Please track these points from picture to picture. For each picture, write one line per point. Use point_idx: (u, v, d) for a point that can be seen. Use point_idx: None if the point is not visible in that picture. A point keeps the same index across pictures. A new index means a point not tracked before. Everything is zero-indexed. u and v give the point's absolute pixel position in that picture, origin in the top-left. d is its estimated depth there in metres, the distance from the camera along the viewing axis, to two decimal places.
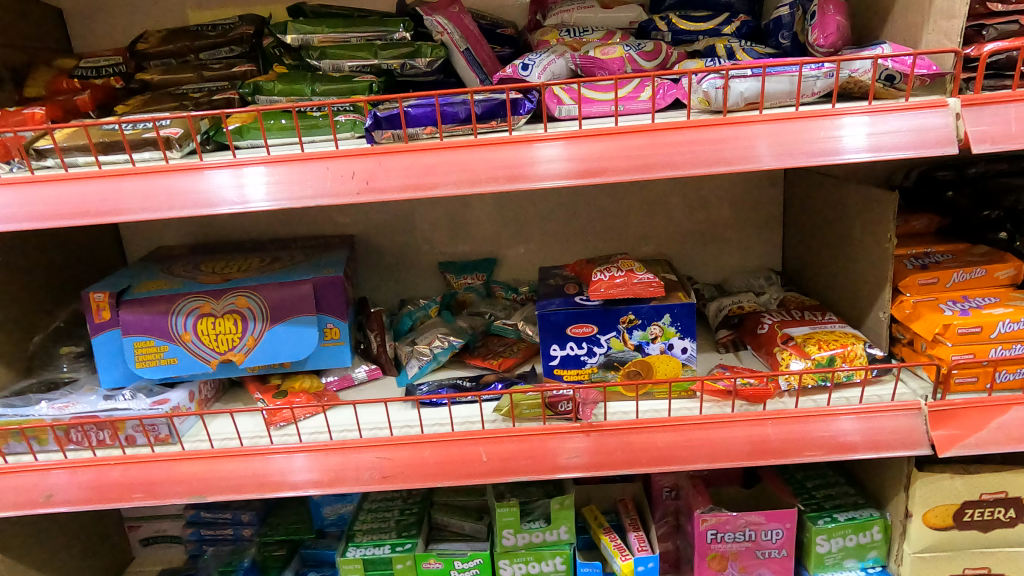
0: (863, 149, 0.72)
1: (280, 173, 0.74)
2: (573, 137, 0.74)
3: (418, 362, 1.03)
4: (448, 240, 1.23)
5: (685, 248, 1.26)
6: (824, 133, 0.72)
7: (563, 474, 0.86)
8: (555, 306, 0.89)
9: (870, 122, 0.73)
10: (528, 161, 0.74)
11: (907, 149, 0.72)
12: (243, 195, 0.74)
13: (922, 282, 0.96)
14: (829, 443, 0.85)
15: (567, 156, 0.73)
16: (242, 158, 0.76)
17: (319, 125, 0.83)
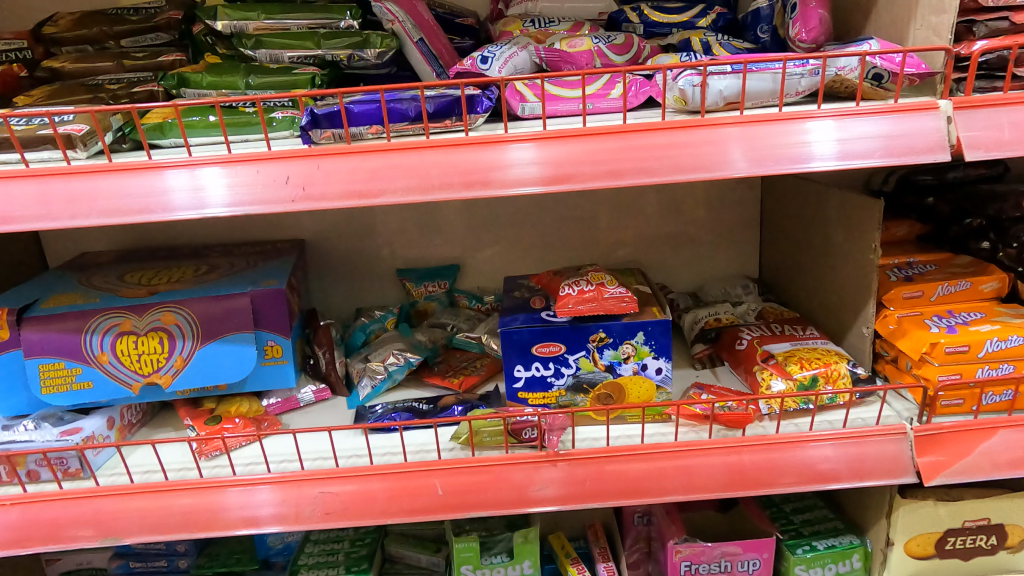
0: (832, 156, 0.65)
1: (240, 175, 0.65)
2: (534, 140, 0.66)
3: (371, 381, 0.93)
4: (406, 247, 1.14)
5: (659, 254, 1.20)
6: (796, 137, 0.66)
7: (534, 508, 0.78)
8: (519, 323, 0.81)
9: (860, 125, 0.66)
10: (484, 166, 0.65)
11: (875, 157, 0.66)
12: (200, 199, 0.65)
13: (907, 295, 0.89)
14: (806, 471, 0.79)
15: (527, 160, 0.66)
16: (199, 157, 0.67)
17: (251, 121, 0.74)
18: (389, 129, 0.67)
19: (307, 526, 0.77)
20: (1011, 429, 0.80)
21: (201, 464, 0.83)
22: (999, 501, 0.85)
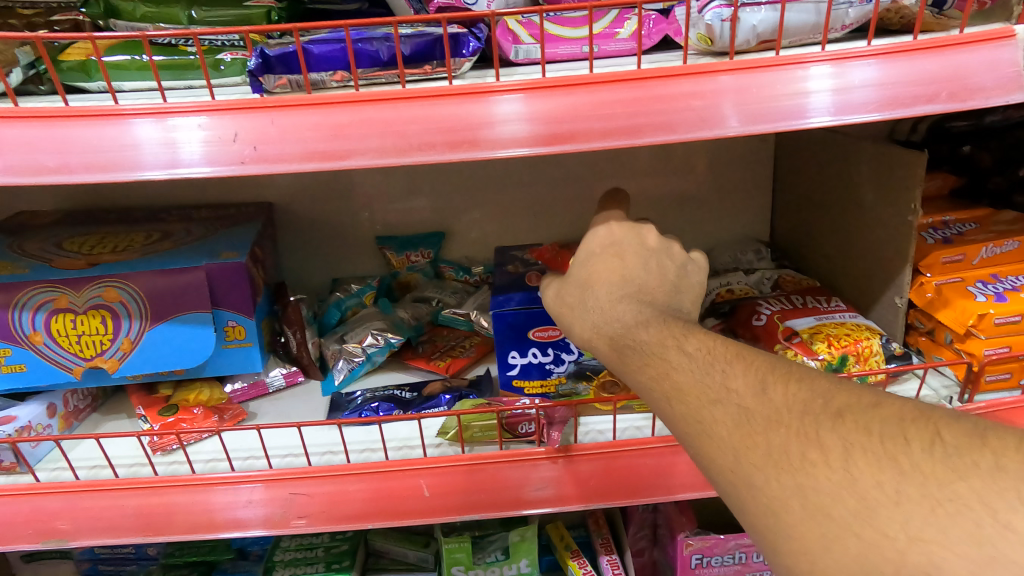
0: (826, 111, 0.55)
1: (225, 126, 0.52)
2: (519, 90, 0.54)
3: (347, 364, 0.82)
4: (386, 212, 1.02)
5: (664, 217, 1.09)
6: (790, 86, 0.55)
7: (531, 509, 0.69)
8: (514, 305, 0.71)
9: (916, 66, 0.55)
10: (462, 121, 0.54)
11: (874, 111, 0.55)
12: (174, 157, 0.51)
13: (946, 260, 0.79)
14: None
15: (515, 116, 0.54)
16: (174, 101, 0.53)
17: (192, 63, 0.61)
18: (355, 75, 0.53)
19: (283, 529, 0.66)
20: None
21: (155, 461, 0.71)
22: None
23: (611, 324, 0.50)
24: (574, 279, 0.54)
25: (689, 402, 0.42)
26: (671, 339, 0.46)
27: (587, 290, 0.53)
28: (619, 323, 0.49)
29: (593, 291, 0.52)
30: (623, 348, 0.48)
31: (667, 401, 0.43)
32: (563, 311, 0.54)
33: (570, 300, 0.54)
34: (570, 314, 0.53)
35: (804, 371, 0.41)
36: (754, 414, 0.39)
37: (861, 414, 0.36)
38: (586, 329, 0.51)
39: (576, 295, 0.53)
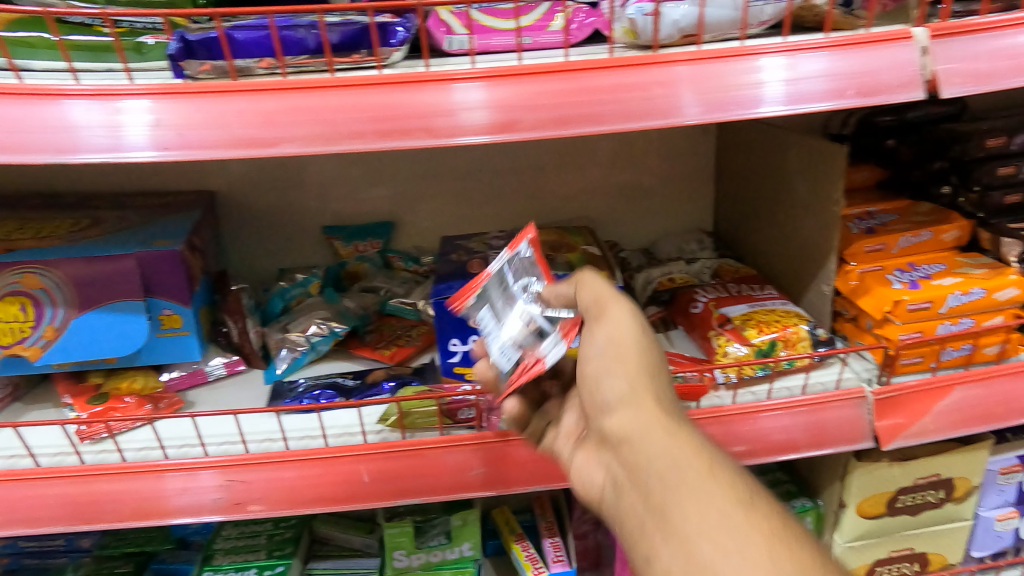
0: (780, 101, 0.58)
1: (172, 111, 0.52)
2: (482, 78, 0.56)
3: (291, 354, 0.82)
4: (333, 202, 1.02)
5: (611, 209, 1.12)
6: (747, 76, 0.58)
7: (467, 494, 0.70)
8: (455, 292, 0.72)
9: (841, 60, 0.59)
10: (435, 107, 0.55)
11: (824, 99, 0.58)
12: (117, 139, 0.51)
13: (870, 249, 0.85)
14: (760, 440, 0.76)
15: (478, 104, 0.55)
16: (119, 84, 0.53)
17: (109, 46, 0.60)
18: (282, 62, 0.54)
19: (220, 517, 0.66)
20: (967, 384, 0.80)
21: (81, 450, 0.70)
22: (944, 460, 0.91)
23: (646, 386, 0.53)
24: (624, 323, 0.56)
25: (700, 483, 0.47)
26: (690, 430, 0.51)
27: (630, 342, 0.55)
28: (657, 393, 0.53)
29: (644, 348, 0.55)
30: (649, 416, 0.52)
31: (673, 471, 0.48)
32: (601, 343, 0.56)
33: (612, 340, 0.55)
34: (608, 348, 0.55)
35: (792, 518, 0.46)
36: (751, 516, 0.45)
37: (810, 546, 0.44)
38: (617, 369, 0.54)
39: (622, 338, 0.55)
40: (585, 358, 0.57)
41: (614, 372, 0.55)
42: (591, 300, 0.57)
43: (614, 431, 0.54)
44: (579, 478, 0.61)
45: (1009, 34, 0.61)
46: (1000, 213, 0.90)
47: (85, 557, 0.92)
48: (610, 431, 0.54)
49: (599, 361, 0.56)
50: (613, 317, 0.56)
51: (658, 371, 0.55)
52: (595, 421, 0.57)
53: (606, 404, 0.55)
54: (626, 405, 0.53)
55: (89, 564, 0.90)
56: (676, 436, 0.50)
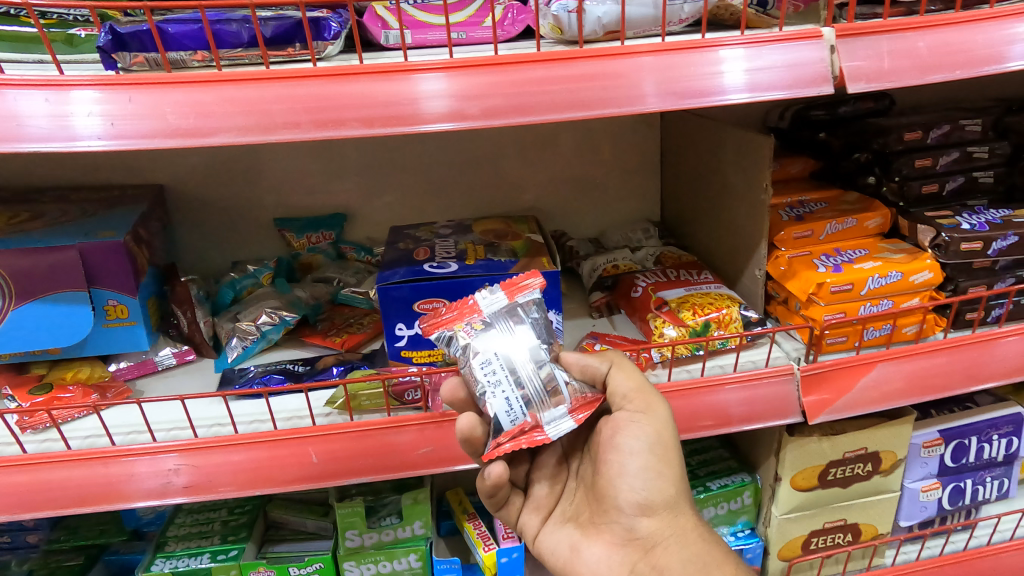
0: (743, 88, 0.63)
1: (118, 101, 0.54)
2: (442, 68, 0.59)
3: (241, 342, 0.84)
4: (285, 193, 1.04)
5: (560, 200, 1.16)
6: (698, 68, 0.63)
7: (411, 473, 0.73)
8: (399, 278, 0.74)
9: (787, 53, 0.65)
10: (394, 96, 0.58)
11: (783, 88, 0.65)
12: (68, 129, 0.53)
13: (798, 235, 0.91)
14: (719, 414, 0.81)
15: (443, 93, 0.59)
16: (70, 75, 0.54)
17: (37, 37, 0.62)
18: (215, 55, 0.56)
19: (167, 500, 0.68)
20: (888, 362, 0.85)
21: (23, 439, 0.71)
22: (872, 433, 0.97)
23: (684, 489, 0.66)
24: (665, 423, 0.66)
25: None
26: (711, 536, 0.66)
27: (668, 438, 0.66)
28: (688, 497, 0.67)
29: (677, 443, 0.67)
30: (682, 527, 0.65)
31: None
32: (644, 438, 0.65)
33: (654, 437, 0.66)
34: (650, 444, 0.65)
35: None
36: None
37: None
38: (658, 473, 0.66)
39: (664, 438, 0.66)
40: (621, 456, 0.66)
41: (662, 473, 0.65)
42: (631, 391, 0.67)
43: (653, 532, 0.66)
44: (599, 566, 0.70)
45: (908, 38, 0.69)
46: (919, 201, 0.99)
47: (33, 552, 0.91)
48: (649, 534, 0.66)
49: (642, 454, 0.66)
50: (657, 412, 0.66)
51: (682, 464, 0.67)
52: (620, 519, 0.68)
53: (645, 495, 0.66)
54: (666, 515, 0.66)
55: (36, 558, 0.91)
56: (712, 559, 0.65)
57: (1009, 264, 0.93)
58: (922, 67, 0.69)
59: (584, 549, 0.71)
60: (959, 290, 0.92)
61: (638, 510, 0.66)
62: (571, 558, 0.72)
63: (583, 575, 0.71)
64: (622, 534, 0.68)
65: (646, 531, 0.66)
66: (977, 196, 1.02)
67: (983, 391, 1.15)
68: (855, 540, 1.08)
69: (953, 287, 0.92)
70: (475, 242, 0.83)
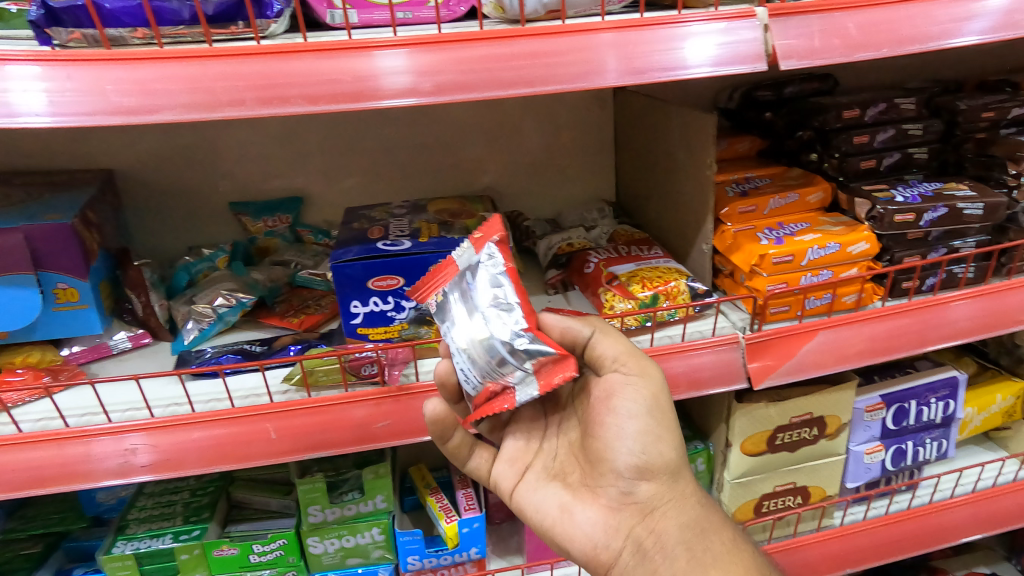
0: (716, 61, 0.67)
1: (57, 78, 0.54)
2: (406, 45, 0.61)
3: (197, 325, 0.84)
4: (240, 177, 1.04)
5: (517, 180, 1.18)
6: (623, 48, 0.65)
7: (370, 446, 0.75)
8: (352, 256, 0.75)
9: (754, 29, 0.69)
10: (367, 71, 0.60)
11: (751, 60, 0.69)
12: (6, 104, 0.53)
13: (742, 210, 0.95)
14: (690, 376, 0.85)
15: (401, 69, 0.61)
16: (6, 50, 0.54)
17: None
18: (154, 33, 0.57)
19: (132, 478, 0.69)
20: (829, 329, 0.90)
21: None
22: (818, 399, 1.02)
23: (682, 455, 0.69)
24: (658, 386, 0.69)
25: (723, 551, 0.67)
26: (703, 499, 0.71)
27: (663, 401, 0.69)
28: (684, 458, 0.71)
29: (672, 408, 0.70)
30: (680, 493, 0.69)
31: (699, 541, 0.68)
32: (642, 403, 0.68)
33: (650, 402, 0.68)
34: (650, 410, 0.68)
35: None
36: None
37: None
38: (659, 438, 0.68)
39: (662, 405, 0.68)
40: (618, 420, 0.68)
41: (660, 439, 0.68)
42: (620, 355, 0.69)
43: (653, 496, 0.69)
44: (593, 529, 0.71)
45: (838, 19, 0.72)
46: (858, 176, 1.02)
47: None
48: (648, 499, 0.69)
49: (640, 419, 0.68)
50: (651, 374, 0.69)
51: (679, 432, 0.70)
52: (617, 482, 0.70)
53: (643, 460, 0.68)
54: (665, 480, 0.69)
55: None
56: (706, 518, 0.69)
57: (941, 235, 0.98)
58: (850, 45, 0.72)
59: (576, 511, 0.73)
60: (895, 260, 0.97)
61: (638, 474, 0.68)
62: (562, 518, 0.73)
63: (576, 536, 0.72)
64: (617, 497, 0.70)
65: (644, 495, 0.69)
66: (914, 170, 1.07)
67: (922, 357, 1.21)
68: (804, 502, 1.13)
69: (889, 257, 0.97)
70: (429, 220, 0.84)
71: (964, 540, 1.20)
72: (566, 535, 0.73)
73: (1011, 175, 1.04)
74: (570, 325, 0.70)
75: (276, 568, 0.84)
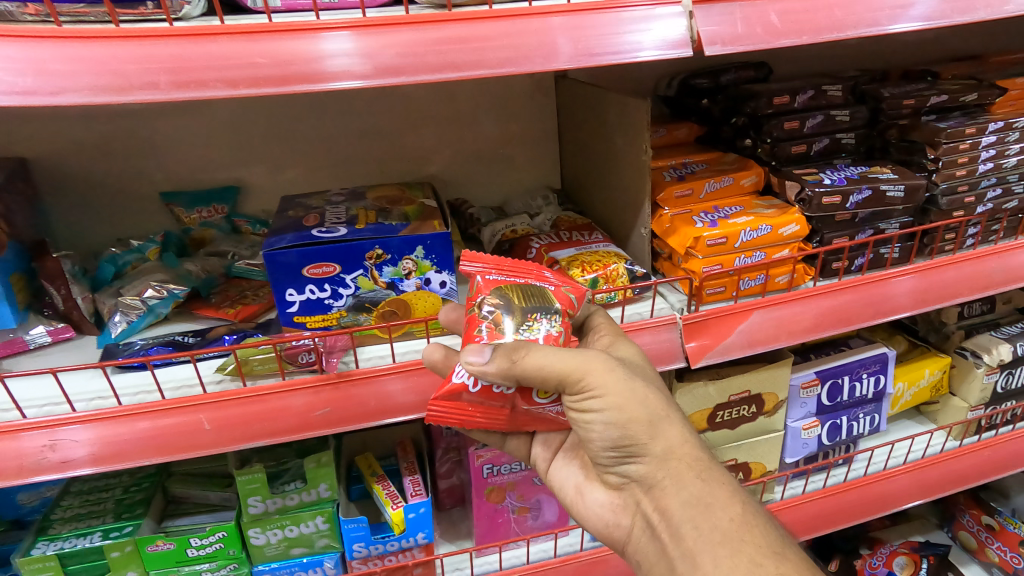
0: (649, 46, 0.70)
1: None
2: (349, 27, 0.62)
3: (126, 318, 0.82)
4: (171, 168, 1.03)
5: (459, 169, 1.19)
6: (547, 35, 0.67)
7: (310, 435, 0.74)
8: (285, 244, 0.74)
9: (681, 14, 0.72)
10: (295, 56, 0.60)
11: (683, 44, 0.72)
12: None
13: (679, 194, 0.98)
14: None
15: (349, 51, 0.61)
16: None
17: None
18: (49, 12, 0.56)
19: (72, 472, 0.67)
20: (762, 309, 0.93)
21: None
22: (756, 376, 1.06)
23: (664, 436, 0.64)
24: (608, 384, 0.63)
25: (729, 528, 0.61)
26: (707, 466, 0.65)
27: (625, 397, 0.63)
28: (677, 437, 0.65)
29: (635, 395, 0.63)
30: (672, 471, 0.64)
31: (703, 519, 0.62)
32: (600, 409, 0.63)
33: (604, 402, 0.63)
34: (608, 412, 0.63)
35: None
36: (778, 562, 0.59)
37: (793, 546, 0.62)
38: (631, 431, 0.64)
39: (623, 402, 0.63)
40: (585, 423, 0.65)
41: (628, 431, 0.64)
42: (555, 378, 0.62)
43: (646, 476, 0.66)
44: (604, 508, 0.74)
45: (761, 9, 0.75)
46: (790, 160, 1.07)
47: None
48: (643, 480, 0.67)
49: (599, 422, 0.64)
50: (599, 376, 0.62)
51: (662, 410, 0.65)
52: (611, 466, 0.69)
53: (625, 449, 0.65)
54: (652, 462, 0.65)
55: None
56: (709, 495, 0.63)
57: (867, 217, 1.02)
58: (772, 32, 0.75)
59: (591, 490, 0.76)
60: (825, 241, 1.00)
61: (624, 459, 0.67)
62: (579, 497, 0.78)
63: (590, 516, 0.76)
64: (617, 480, 0.70)
65: (636, 476, 0.67)
66: (842, 155, 1.12)
67: (856, 336, 1.26)
68: (747, 478, 1.16)
69: (819, 239, 1.00)
70: (367, 208, 0.84)
71: (903, 507, 1.28)
72: (581, 514, 0.77)
73: (930, 160, 1.09)
74: (499, 380, 0.62)
75: (216, 560, 0.86)
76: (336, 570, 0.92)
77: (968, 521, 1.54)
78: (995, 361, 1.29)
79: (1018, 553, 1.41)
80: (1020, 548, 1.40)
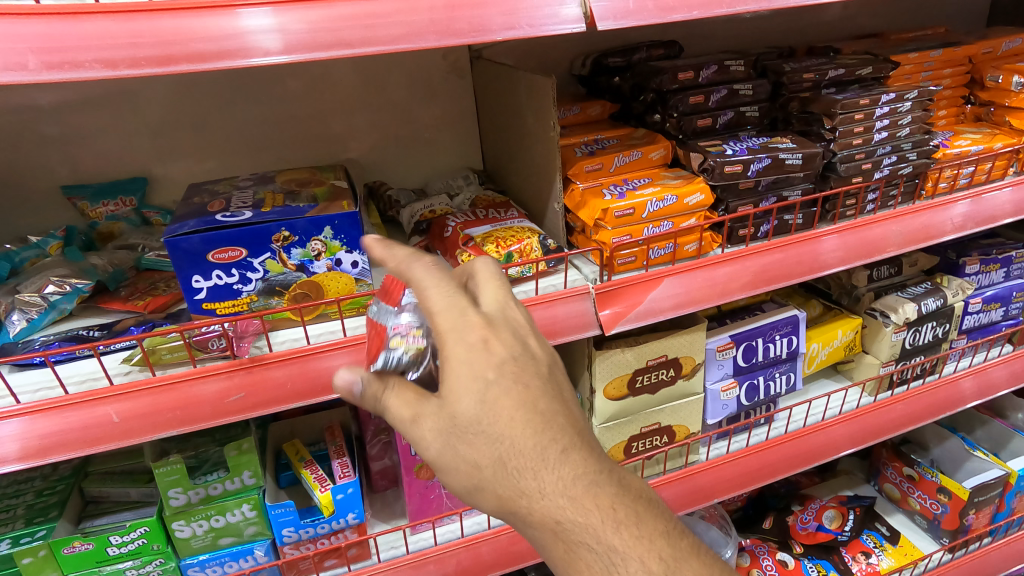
0: (542, 23, 0.72)
1: None
2: (246, 4, 0.61)
3: (24, 316, 0.80)
4: (73, 162, 1.03)
5: (377, 153, 1.19)
6: (444, 11, 0.68)
7: (224, 421, 0.74)
8: (188, 229, 0.73)
9: None
10: (177, 35, 0.59)
11: (578, 21, 0.74)
12: None
13: (589, 168, 1.01)
14: (548, 323, 0.90)
15: (266, 27, 0.62)
16: None
17: None
18: None
19: None
20: (673, 277, 0.96)
21: None
22: (671, 341, 1.11)
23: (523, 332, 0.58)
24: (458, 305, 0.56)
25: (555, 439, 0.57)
26: (542, 425, 0.53)
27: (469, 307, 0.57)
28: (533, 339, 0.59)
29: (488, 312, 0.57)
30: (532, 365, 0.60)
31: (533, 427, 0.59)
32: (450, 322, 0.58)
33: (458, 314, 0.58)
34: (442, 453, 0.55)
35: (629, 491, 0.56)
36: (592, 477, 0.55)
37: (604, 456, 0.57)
38: (477, 456, 0.53)
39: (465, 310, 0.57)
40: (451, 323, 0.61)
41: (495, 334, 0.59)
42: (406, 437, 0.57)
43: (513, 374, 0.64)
44: None
45: None
46: (695, 133, 1.10)
47: None
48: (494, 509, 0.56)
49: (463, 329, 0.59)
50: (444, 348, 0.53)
51: (461, 445, 0.53)
52: None
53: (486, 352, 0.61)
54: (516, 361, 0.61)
55: None
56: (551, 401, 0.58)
57: (769, 184, 1.07)
58: (662, 8, 0.77)
59: None
60: (729, 210, 1.05)
61: None
62: None
63: None
64: None
65: None
66: (747, 127, 1.17)
67: (769, 301, 1.33)
68: (671, 441, 1.21)
69: (724, 208, 1.06)
70: (275, 190, 0.84)
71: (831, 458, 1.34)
72: None
73: (827, 129, 1.15)
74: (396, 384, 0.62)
75: (140, 557, 0.87)
76: (268, 557, 0.93)
77: (892, 474, 1.62)
78: (902, 319, 1.37)
79: (936, 500, 1.49)
80: (938, 495, 1.48)
